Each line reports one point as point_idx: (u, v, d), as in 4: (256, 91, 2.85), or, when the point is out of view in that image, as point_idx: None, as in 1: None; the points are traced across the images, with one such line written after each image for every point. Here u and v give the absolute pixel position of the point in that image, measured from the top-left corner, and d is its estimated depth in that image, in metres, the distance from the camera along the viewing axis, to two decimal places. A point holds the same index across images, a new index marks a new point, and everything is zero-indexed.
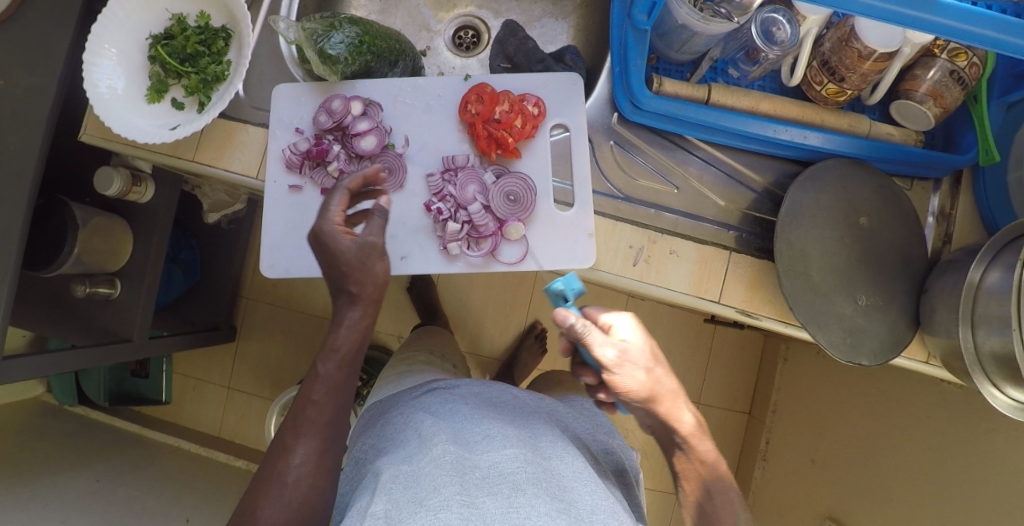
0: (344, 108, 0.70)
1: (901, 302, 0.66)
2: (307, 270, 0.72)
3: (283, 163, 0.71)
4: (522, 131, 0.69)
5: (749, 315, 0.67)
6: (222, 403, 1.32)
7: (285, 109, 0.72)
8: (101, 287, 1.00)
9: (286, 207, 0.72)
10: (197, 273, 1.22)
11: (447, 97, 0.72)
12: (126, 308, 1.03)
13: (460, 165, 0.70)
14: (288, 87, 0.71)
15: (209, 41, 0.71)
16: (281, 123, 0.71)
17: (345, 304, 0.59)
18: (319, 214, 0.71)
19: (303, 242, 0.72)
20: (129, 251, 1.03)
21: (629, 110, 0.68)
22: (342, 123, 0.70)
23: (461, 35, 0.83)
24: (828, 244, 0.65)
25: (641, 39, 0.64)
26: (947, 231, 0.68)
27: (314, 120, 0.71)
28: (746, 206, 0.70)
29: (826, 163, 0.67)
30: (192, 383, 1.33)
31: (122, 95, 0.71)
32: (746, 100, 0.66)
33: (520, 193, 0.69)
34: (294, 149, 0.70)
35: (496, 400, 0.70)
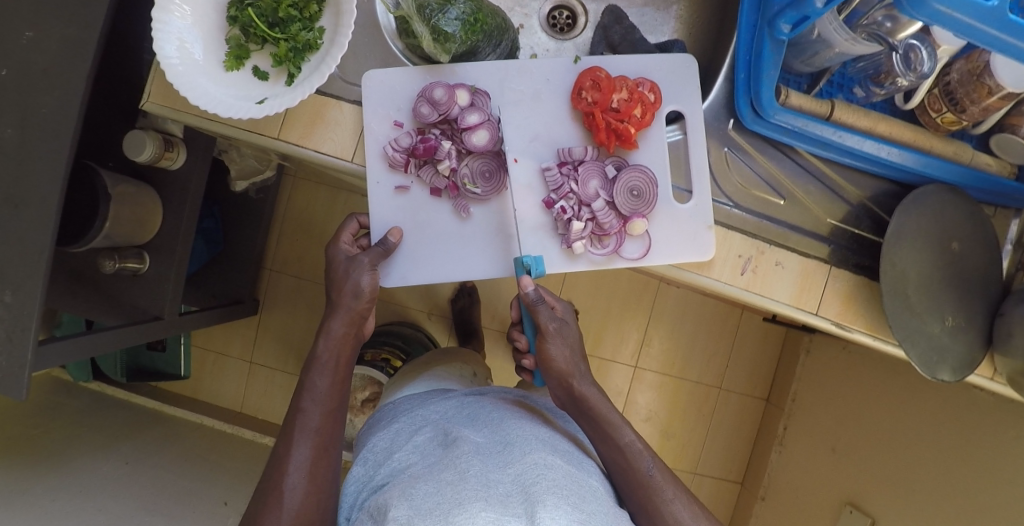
0: (449, 97, 0.66)
1: (978, 324, 0.70)
2: (424, 275, 0.72)
3: (386, 161, 0.68)
4: (641, 120, 0.68)
5: (843, 328, 0.70)
6: (243, 377, 1.28)
7: (380, 99, 0.67)
8: (130, 261, 0.92)
9: (395, 208, 0.70)
10: (218, 242, 1.14)
11: (555, 82, 0.69)
12: (152, 283, 0.96)
13: (577, 158, 0.69)
14: (381, 74, 0.67)
15: (301, 5, 0.64)
16: (378, 116, 0.67)
17: (334, 315, 0.67)
18: (429, 215, 0.70)
19: (416, 246, 0.71)
20: (158, 223, 0.94)
21: (750, 119, 0.67)
22: (450, 115, 0.67)
23: (556, 16, 0.78)
24: (923, 266, 0.68)
25: (778, 50, 0.64)
26: (1022, 258, 0.72)
27: (416, 111, 0.67)
28: (840, 219, 0.71)
29: (928, 187, 0.69)
30: (212, 356, 1.28)
31: (201, 64, 0.63)
32: (864, 121, 0.67)
33: (644, 188, 0.69)
34: (397, 145, 0.67)
35: (517, 413, 0.73)
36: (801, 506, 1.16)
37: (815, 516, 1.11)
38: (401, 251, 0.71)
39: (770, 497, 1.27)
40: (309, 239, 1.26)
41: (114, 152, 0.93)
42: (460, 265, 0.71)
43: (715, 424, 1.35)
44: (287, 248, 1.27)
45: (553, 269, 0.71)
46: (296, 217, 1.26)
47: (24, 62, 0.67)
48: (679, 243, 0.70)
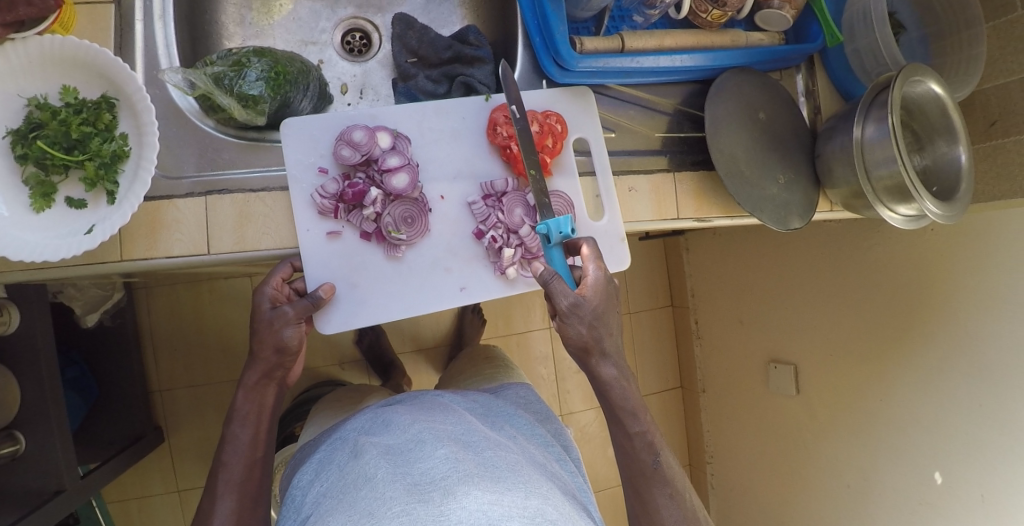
0: (369, 139, 0.68)
1: (804, 171, 0.81)
2: (368, 317, 0.71)
3: (314, 209, 0.68)
4: (553, 148, 0.74)
5: (704, 220, 0.79)
6: (175, 507, 1.18)
7: (301, 149, 0.68)
8: (4, 445, 0.81)
9: (328, 256, 0.69)
10: (92, 387, 1.04)
11: (470, 121, 0.73)
12: (39, 458, 0.86)
13: (500, 190, 0.73)
14: (300, 121, 0.68)
15: (92, 118, 0.60)
16: (302, 166, 0.68)
17: (250, 366, 0.64)
18: (363, 258, 0.70)
19: (358, 292, 0.70)
20: (18, 393, 0.84)
21: (558, 74, 0.73)
22: (371, 154, 0.68)
23: (349, 39, 0.79)
24: (744, 143, 0.78)
25: (557, 6, 0.70)
26: (816, 104, 0.84)
27: (338, 155, 0.68)
28: (666, 130, 0.79)
29: (722, 76, 0.78)
30: (135, 503, 1.17)
31: (9, 217, 0.58)
32: (652, 41, 0.74)
33: (564, 210, 0.76)
34: (324, 192, 0.68)
35: (433, 407, 0.75)
36: (737, 380, 1.28)
37: (751, 383, 1.24)
38: (338, 299, 0.70)
39: (708, 386, 1.39)
40: (191, 343, 1.18)
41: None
42: (405, 304, 0.71)
43: (639, 346, 1.44)
44: (167, 363, 1.17)
45: (492, 296, 0.73)
46: (164, 327, 1.17)
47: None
48: (601, 253, 0.78)
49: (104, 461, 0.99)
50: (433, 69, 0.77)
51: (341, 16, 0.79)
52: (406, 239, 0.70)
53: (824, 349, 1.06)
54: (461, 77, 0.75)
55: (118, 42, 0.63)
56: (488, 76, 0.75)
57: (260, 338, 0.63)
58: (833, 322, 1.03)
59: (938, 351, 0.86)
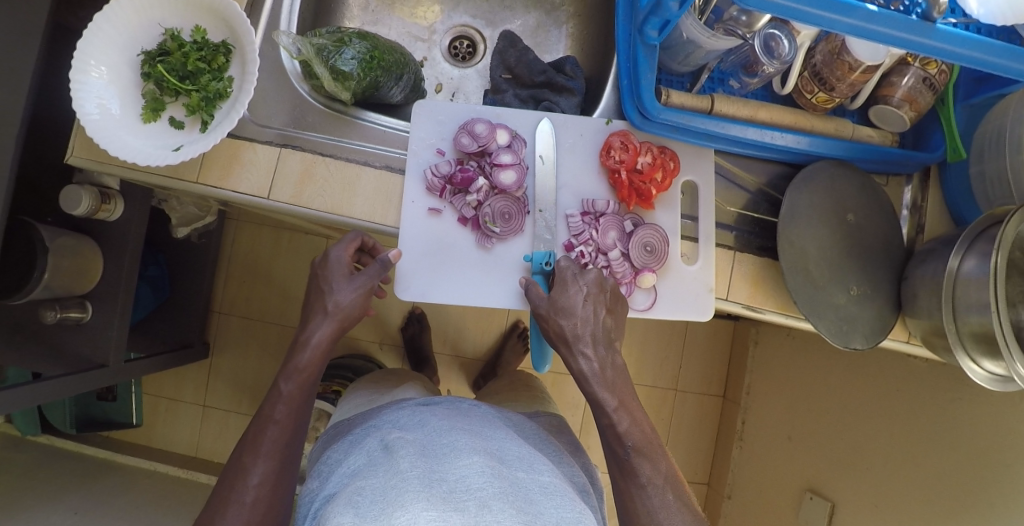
0: (490, 132, 0.68)
1: (884, 289, 0.73)
2: (440, 298, 0.68)
3: (423, 184, 0.68)
4: (662, 184, 0.70)
5: (753, 310, 0.72)
6: (196, 421, 1.29)
7: (425, 129, 0.70)
8: (72, 311, 0.95)
9: (424, 231, 0.68)
10: (164, 289, 1.17)
11: (588, 138, 0.72)
12: (97, 332, 0.99)
13: (600, 211, 0.70)
14: (431, 105, 0.70)
15: (209, 57, 0.69)
16: (422, 144, 0.69)
17: (317, 326, 0.64)
18: (455, 243, 0.68)
19: (440, 273, 0.68)
20: (99, 271, 0.98)
21: (638, 121, 0.70)
22: (488, 147, 0.68)
23: (457, 45, 0.84)
24: (823, 241, 0.71)
25: (651, 54, 0.67)
26: (920, 221, 0.76)
27: (456, 141, 0.68)
28: (742, 206, 0.75)
29: (816, 165, 0.72)
30: (164, 402, 1.29)
31: (117, 115, 0.67)
32: (746, 110, 0.69)
33: (658, 245, 0.70)
34: (437, 171, 0.67)
35: (469, 416, 0.72)
36: (767, 500, 1.15)
37: (781, 508, 1.11)
38: (421, 272, 0.67)
39: (736, 495, 1.27)
40: (261, 281, 1.29)
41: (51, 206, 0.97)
42: (480, 298, 0.68)
43: (674, 427, 1.35)
44: (235, 292, 1.29)
45: None
46: (244, 260, 1.29)
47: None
48: (684, 301, 0.72)
49: (150, 353, 1.12)
50: (524, 89, 0.79)
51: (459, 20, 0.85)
52: (504, 232, 0.67)
53: (870, 498, 0.92)
54: (546, 102, 0.76)
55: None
56: (571, 107, 0.76)
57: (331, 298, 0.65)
58: (888, 470, 0.90)
59: None
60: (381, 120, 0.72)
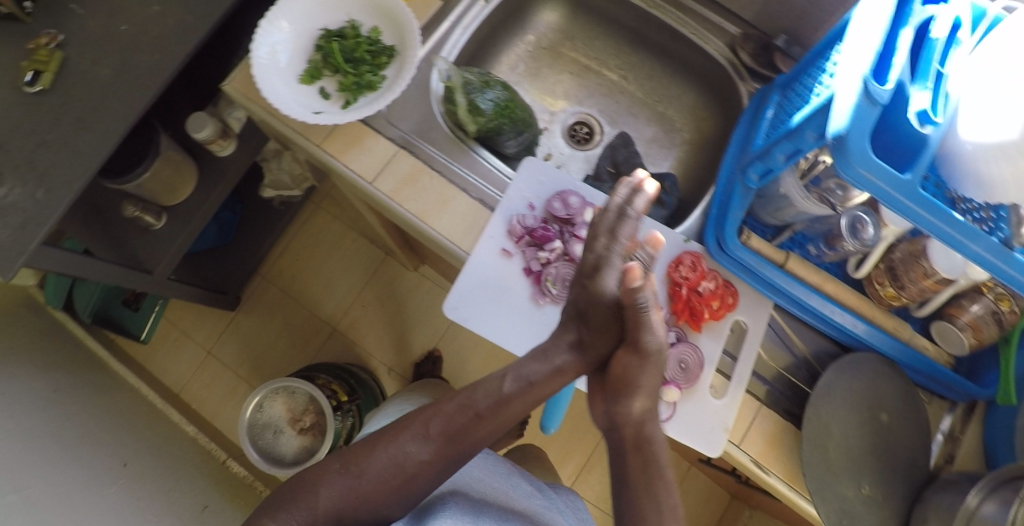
0: (580, 208, 0.74)
1: (897, 503, 0.70)
2: (478, 327, 0.71)
3: (506, 227, 0.73)
4: (716, 312, 0.72)
5: (760, 468, 0.70)
6: (195, 363, 1.29)
7: (526, 182, 0.76)
8: (147, 215, 1.01)
9: (490, 267, 0.72)
10: (229, 234, 1.24)
11: (664, 246, 0.75)
12: (158, 241, 1.04)
13: None
14: (538, 163, 0.76)
15: (375, 53, 0.79)
16: (518, 194, 0.75)
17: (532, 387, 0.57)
18: (511, 288, 0.72)
19: (489, 306, 0.71)
20: (186, 193, 1.06)
21: (713, 249, 0.74)
22: (574, 219, 0.74)
23: (577, 128, 0.92)
24: (849, 428, 0.70)
25: (746, 196, 0.72)
26: (951, 452, 0.75)
27: (550, 204, 0.74)
28: (784, 367, 0.75)
29: (865, 354, 0.74)
30: (175, 333, 1.31)
31: (283, 67, 0.77)
32: (815, 277, 0.73)
33: (692, 365, 0.71)
34: (522, 221, 0.73)
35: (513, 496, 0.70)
36: None
37: None
38: (473, 301, 0.71)
39: None
40: (310, 265, 1.35)
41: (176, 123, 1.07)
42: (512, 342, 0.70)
43: None
44: (285, 262, 1.34)
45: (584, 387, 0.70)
46: (306, 241, 1.35)
47: (145, 25, 0.89)
48: (699, 432, 0.69)
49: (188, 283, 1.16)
50: (622, 186, 0.85)
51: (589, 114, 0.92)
52: (559, 297, 0.71)
53: None
54: None
55: (427, 22, 0.81)
56: (658, 217, 0.80)
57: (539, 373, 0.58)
58: None
59: None
60: (490, 160, 0.79)
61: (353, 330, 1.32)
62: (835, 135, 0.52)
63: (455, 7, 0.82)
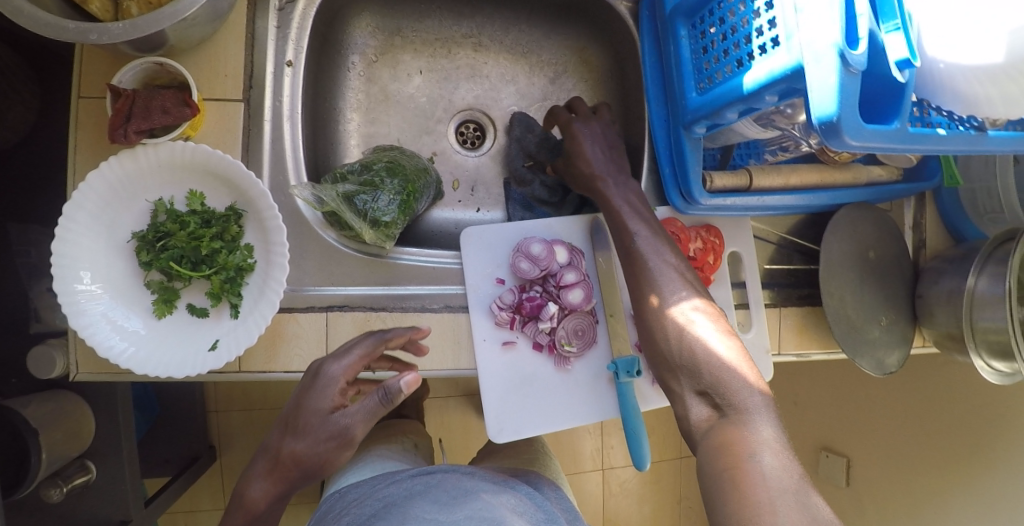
0: (548, 253, 0.67)
1: (904, 310, 0.80)
2: (532, 427, 0.67)
3: (491, 319, 0.66)
4: (714, 264, 0.72)
5: (802, 356, 0.77)
6: None
7: (479, 258, 0.68)
8: (77, 477, 0.84)
9: (503, 366, 0.66)
10: (152, 406, 1.08)
11: None
12: (108, 488, 0.86)
13: None
14: (478, 230, 0.68)
15: (221, 231, 0.62)
16: (479, 274, 0.67)
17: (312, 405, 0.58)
18: (534, 371, 0.67)
19: (526, 401, 0.67)
20: (91, 427, 0.86)
21: (683, 206, 0.71)
22: (550, 268, 0.67)
23: (464, 131, 0.81)
24: (849, 281, 0.76)
25: (696, 146, 0.68)
26: (921, 237, 0.83)
27: (515, 268, 0.66)
28: (771, 260, 0.78)
29: (840, 212, 0.77)
30: (182, 516, 1.22)
31: (145, 333, 0.60)
32: (779, 179, 0.70)
33: None
34: (502, 303, 0.66)
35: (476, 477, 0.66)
36: None
37: None
38: (511, 408, 0.66)
39: None
40: None
41: (13, 368, 0.85)
42: (563, 416, 0.67)
43: None
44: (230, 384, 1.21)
45: (648, 407, 0.70)
46: None
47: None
48: None
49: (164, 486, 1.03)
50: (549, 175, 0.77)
51: (471, 110, 0.81)
52: (581, 351, 0.68)
53: None
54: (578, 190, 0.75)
55: (243, 140, 0.63)
56: None
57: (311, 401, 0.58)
58: None
59: (991, 495, 0.82)
60: (422, 253, 0.68)
61: None
62: (824, 120, 0.47)
63: (264, 91, 0.64)
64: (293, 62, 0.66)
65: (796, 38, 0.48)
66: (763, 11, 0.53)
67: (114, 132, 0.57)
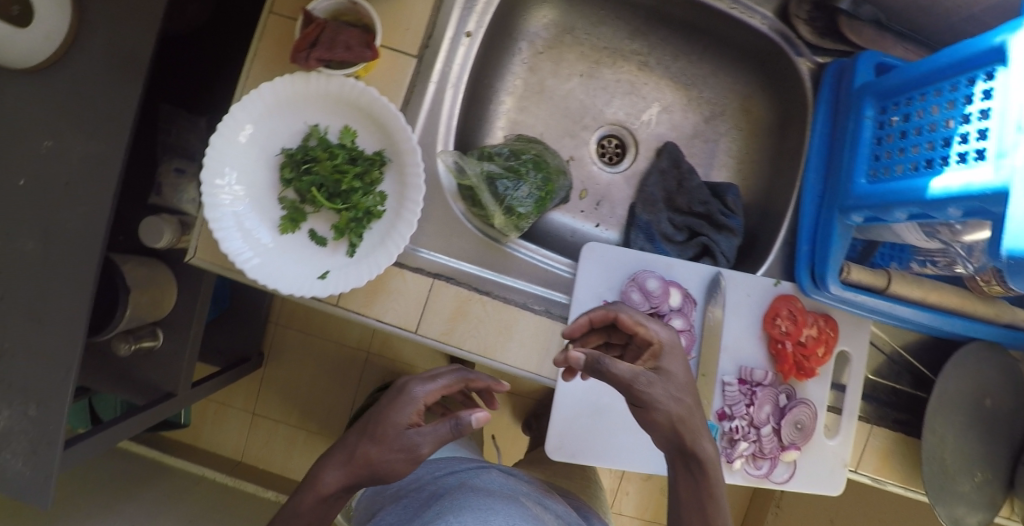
0: (663, 292, 0.65)
1: (1003, 472, 0.73)
2: (590, 457, 0.65)
3: (584, 338, 0.65)
4: (823, 357, 0.68)
5: (879, 482, 0.72)
6: (245, 427, 1.28)
7: (593, 274, 0.67)
8: (146, 339, 0.88)
9: (581, 388, 0.65)
10: (225, 299, 1.13)
11: (754, 297, 0.68)
12: (168, 360, 0.91)
13: (758, 379, 0.67)
14: (600, 247, 0.67)
15: (363, 172, 0.64)
16: (588, 291, 0.66)
17: (389, 408, 0.63)
18: (609, 403, 0.66)
19: (591, 429, 0.66)
20: (172, 302, 0.89)
21: (809, 289, 0.67)
22: (659, 309, 0.65)
23: (606, 144, 0.80)
24: (956, 423, 0.71)
25: (845, 231, 0.65)
26: None
27: (626, 297, 0.66)
28: (876, 371, 0.74)
29: (970, 347, 0.71)
30: (215, 405, 1.29)
31: (268, 244, 0.62)
32: (918, 292, 0.66)
33: (808, 422, 0.68)
34: (602, 326, 0.65)
35: (546, 499, 0.67)
36: None
37: None
38: (575, 430, 0.65)
39: None
40: None
41: (125, 227, 0.91)
42: (621, 457, 0.66)
43: None
44: (294, 303, 1.27)
45: None
46: None
47: (44, 176, 0.68)
48: (819, 476, 0.70)
49: (213, 372, 1.07)
50: (678, 215, 0.75)
51: (615, 127, 0.80)
52: None
53: None
54: (703, 237, 0.73)
55: (407, 93, 0.65)
56: (731, 249, 0.72)
57: (392, 411, 0.63)
58: None
59: None
60: (537, 252, 0.68)
61: (388, 346, 1.27)
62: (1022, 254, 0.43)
63: (437, 53, 0.66)
64: (472, 33, 0.67)
65: (1009, 158, 0.45)
66: (975, 118, 0.50)
67: (298, 54, 0.60)
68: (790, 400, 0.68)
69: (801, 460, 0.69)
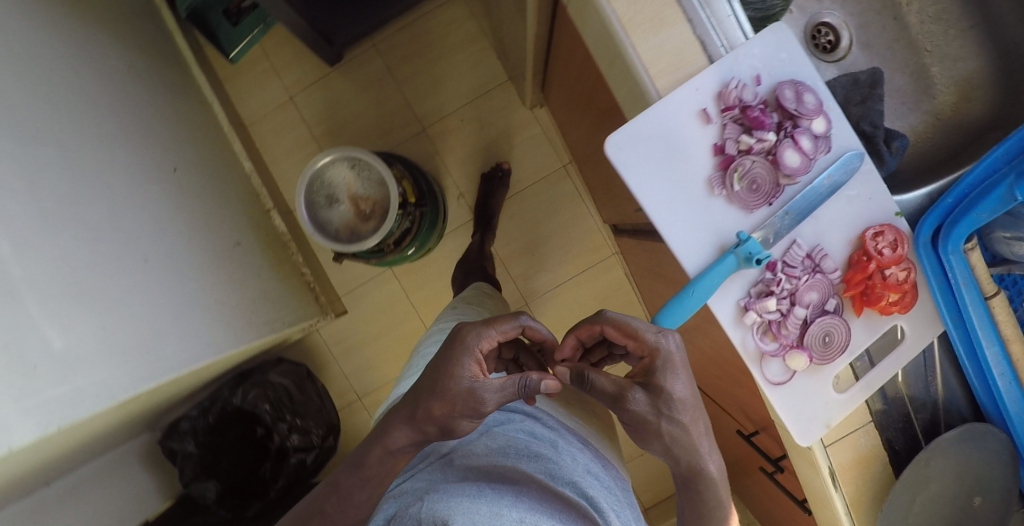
0: (815, 112, 0.58)
1: None
2: (637, 185, 0.58)
3: (720, 84, 0.57)
4: (890, 306, 0.59)
5: (832, 479, 0.61)
6: (275, 103, 1.30)
7: (763, 46, 0.58)
8: None
9: (682, 122, 0.57)
10: None
11: (877, 203, 0.60)
12: None
13: (824, 267, 0.59)
14: (791, 37, 0.59)
15: None
16: (751, 53, 0.58)
17: (450, 352, 0.54)
18: (692, 157, 0.58)
19: (658, 164, 0.58)
20: None
21: (920, 243, 0.60)
22: (801, 121, 0.58)
23: (817, 34, 0.77)
24: (940, 494, 0.61)
25: (1005, 201, 0.56)
26: None
27: (782, 86, 0.58)
28: (907, 390, 0.62)
29: (998, 433, 0.60)
30: (266, 66, 1.30)
31: None
32: (1011, 328, 0.58)
33: (834, 343, 0.58)
34: (744, 88, 0.57)
35: (563, 455, 0.62)
36: None
37: None
38: (647, 151, 0.58)
39: None
40: (424, 47, 1.27)
41: None
42: (660, 210, 0.58)
43: None
44: (399, 42, 1.27)
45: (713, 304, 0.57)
46: (434, 27, 1.26)
47: None
48: (799, 409, 0.59)
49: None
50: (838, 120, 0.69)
51: (843, 23, 0.77)
52: (736, 197, 0.58)
53: None
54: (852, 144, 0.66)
55: None
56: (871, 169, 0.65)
57: (452, 349, 0.54)
58: None
59: None
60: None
61: (439, 137, 1.28)
62: None
63: None
64: None
65: None
66: None
67: None
68: (835, 313, 0.58)
69: (801, 371, 0.58)
